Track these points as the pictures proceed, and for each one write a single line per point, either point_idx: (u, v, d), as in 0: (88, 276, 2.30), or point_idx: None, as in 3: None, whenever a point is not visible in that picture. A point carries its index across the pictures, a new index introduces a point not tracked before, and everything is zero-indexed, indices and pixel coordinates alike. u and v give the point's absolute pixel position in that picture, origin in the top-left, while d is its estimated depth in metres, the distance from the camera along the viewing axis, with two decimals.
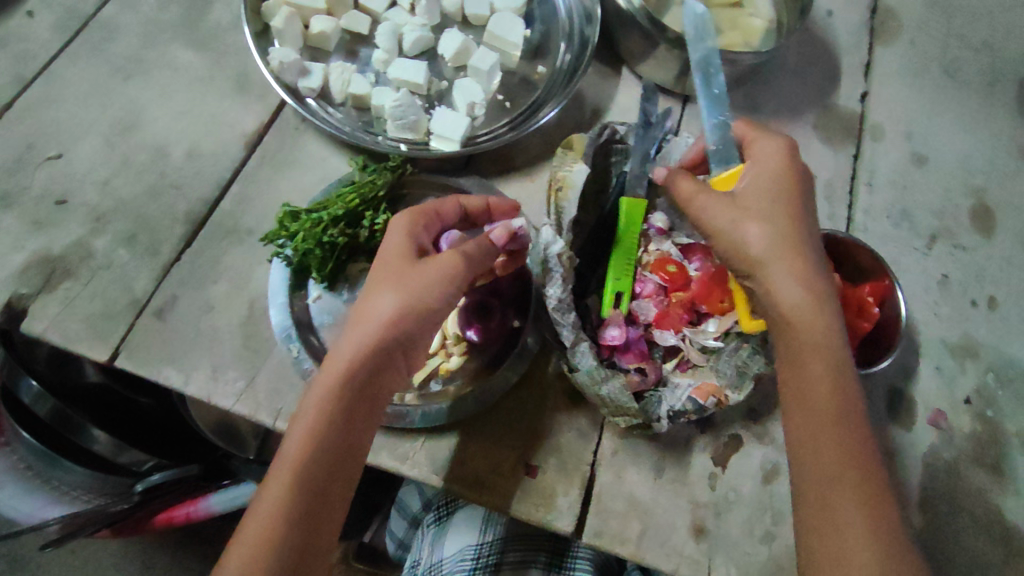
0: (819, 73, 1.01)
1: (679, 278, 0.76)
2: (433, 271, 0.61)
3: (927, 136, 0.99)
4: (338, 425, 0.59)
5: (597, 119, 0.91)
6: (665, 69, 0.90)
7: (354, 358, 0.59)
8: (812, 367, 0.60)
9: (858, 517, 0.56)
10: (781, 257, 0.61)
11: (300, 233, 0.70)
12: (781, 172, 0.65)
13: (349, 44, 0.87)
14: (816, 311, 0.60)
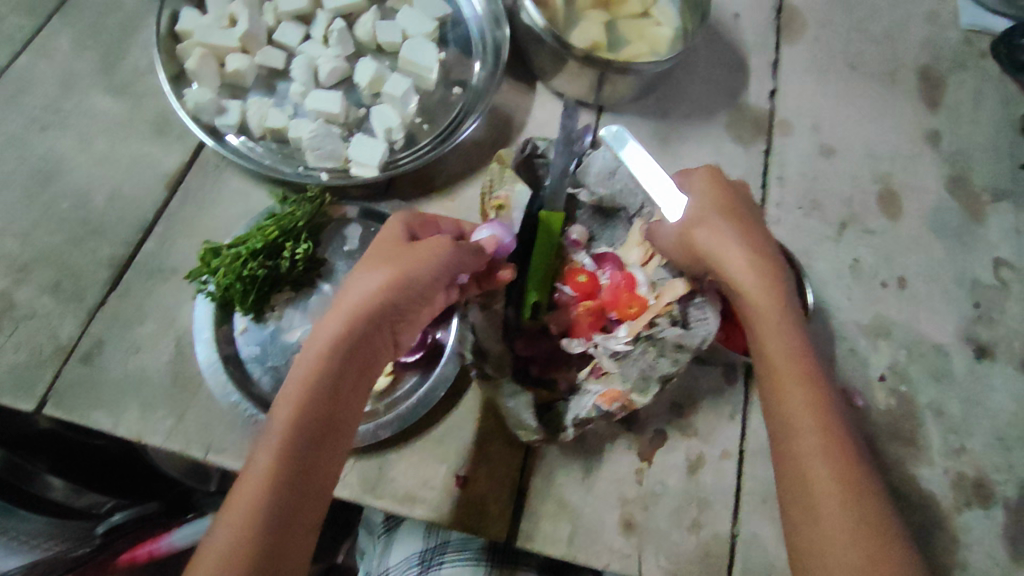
0: (728, 74, 1.06)
1: (589, 286, 0.80)
2: (425, 253, 0.63)
3: (834, 128, 1.05)
4: (325, 401, 0.57)
5: (516, 133, 0.94)
6: (577, 83, 0.94)
7: (342, 332, 0.59)
8: (772, 344, 0.65)
9: (826, 478, 0.59)
10: (731, 250, 0.67)
11: (222, 268, 0.73)
12: (719, 187, 0.73)
13: (266, 80, 0.90)
14: (769, 294, 0.66)
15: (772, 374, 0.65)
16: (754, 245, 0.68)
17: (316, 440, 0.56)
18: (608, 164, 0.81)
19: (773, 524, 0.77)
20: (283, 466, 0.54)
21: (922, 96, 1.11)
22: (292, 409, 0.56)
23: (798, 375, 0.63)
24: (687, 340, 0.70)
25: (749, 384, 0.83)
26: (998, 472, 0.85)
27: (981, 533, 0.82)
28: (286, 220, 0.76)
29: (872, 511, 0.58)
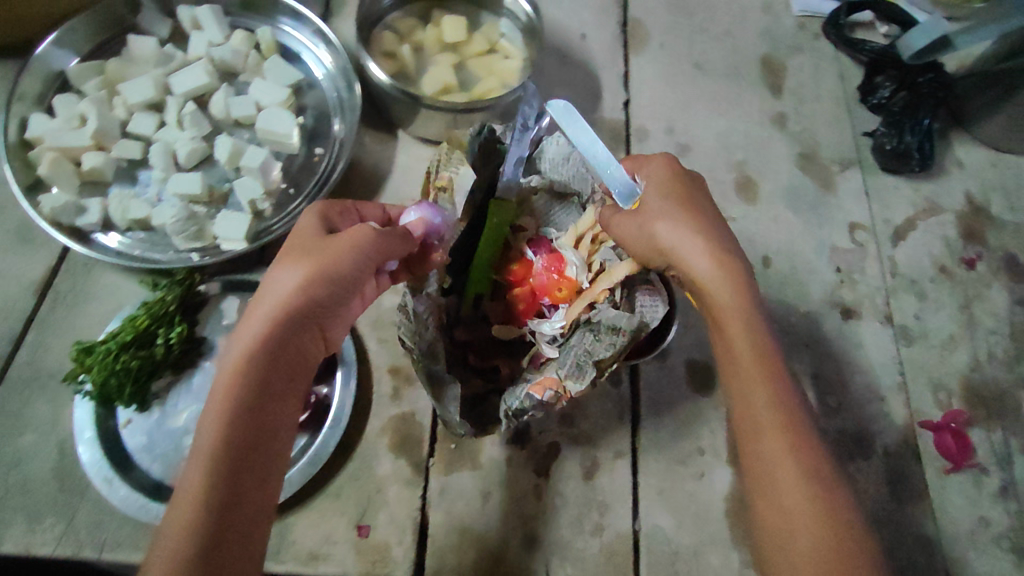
0: (581, 93, 1.12)
1: (522, 273, 0.81)
2: (343, 241, 0.61)
3: (687, 127, 1.12)
4: (255, 411, 0.54)
5: (383, 183, 0.98)
6: (434, 125, 0.98)
7: (265, 335, 0.56)
8: (735, 340, 0.61)
9: (790, 478, 0.56)
10: (693, 246, 0.64)
11: (95, 366, 0.74)
12: (677, 186, 0.70)
13: (126, 171, 0.91)
14: (729, 290, 0.62)
15: (734, 373, 0.61)
16: (716, 241, 0.65)
17: (245, 450, 0.53)
18: (564, 149, 0.76)
19: (670, 513, 0.81)
20: (212, 483, 0.50)
21: (766, 84, 1.19)
22: (217, 419, 0.52)
23: (764, 374, 0.60)
24: (621, 322, 0.65)
25: (634, 383, 0.88)
26: (874, 423, 0.92)
27: (866, 483, 0.88)
28: (155, 307, 0.77)
29: (838, 506, 0.55)
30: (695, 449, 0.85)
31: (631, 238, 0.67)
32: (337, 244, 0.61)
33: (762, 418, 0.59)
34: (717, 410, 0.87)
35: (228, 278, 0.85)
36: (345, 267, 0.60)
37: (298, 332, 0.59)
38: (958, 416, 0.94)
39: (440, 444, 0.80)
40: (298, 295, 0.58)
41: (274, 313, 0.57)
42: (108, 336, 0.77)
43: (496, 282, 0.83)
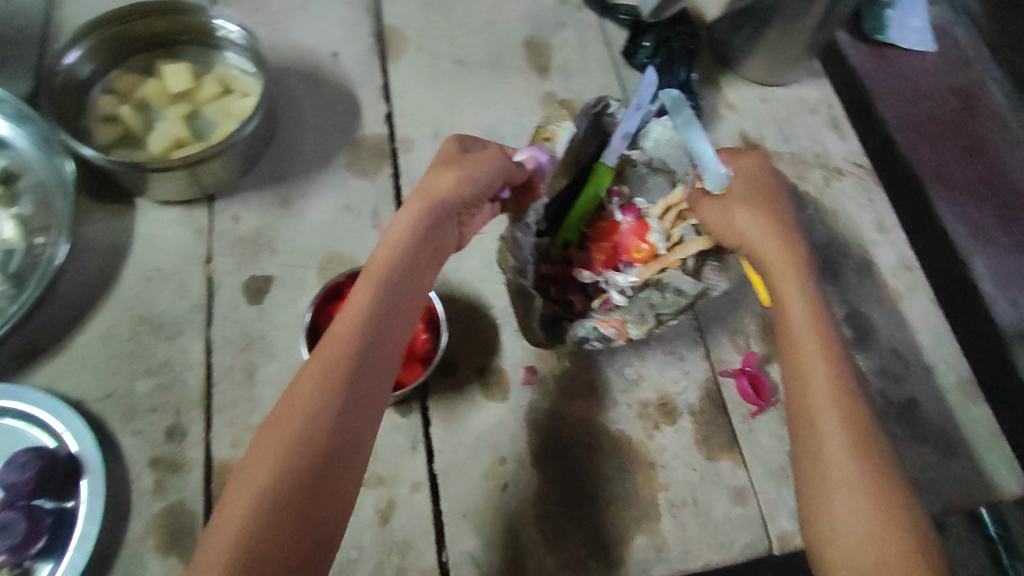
0: (338, 115, 1.07)
1: (607, 230, 0.97)
2: (484, 156, 0.70)
3: (455, 128, 1.09)
4: (373, 340, 0.56)
5: (121, 256, 0.90)
6: (171, 185, 0.91)
7: (400, 257, 0.61)
8: (795, 318, 0.67)
9: (844, 434, 0.59)
10: (765, 235, 0.72)
11: None
12: (766, 178, 0.76)
13: None
14: (789, 283, 0.69)
15: (792, 348, 0.66)
16: (779, 229, 0.72)
17: (356, 383, 0.54)
18: (665, 133, 0.93)
19: (475, 535, 0.78)
20: (308, 430, 0.51)
21: (532, 66, 1.18)
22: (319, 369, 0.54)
23: (818, 341, 0.64)
24: (686, 286, 0.84)
25: (424, 407, 0.85)
26: (677, 385, 0.90)
27: (675, 449, 0.86)
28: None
29: (880, 456, 0.59)
30: (496, 459, 0.82)
31: (742, 225, 0.74)
32: (466, 163, 0.68)
33: (814, 384, 0.62)
34: (513, 413, 0.85)
35: None
36: (474, 178, 0.68)
37: (424, 255, 0.63)
38: (754, 359, 0.93)
39: None
40: (436, 206, 0.65)
41: (427, 207, 0.65)
42: None
43: (582, 234, 1.00)
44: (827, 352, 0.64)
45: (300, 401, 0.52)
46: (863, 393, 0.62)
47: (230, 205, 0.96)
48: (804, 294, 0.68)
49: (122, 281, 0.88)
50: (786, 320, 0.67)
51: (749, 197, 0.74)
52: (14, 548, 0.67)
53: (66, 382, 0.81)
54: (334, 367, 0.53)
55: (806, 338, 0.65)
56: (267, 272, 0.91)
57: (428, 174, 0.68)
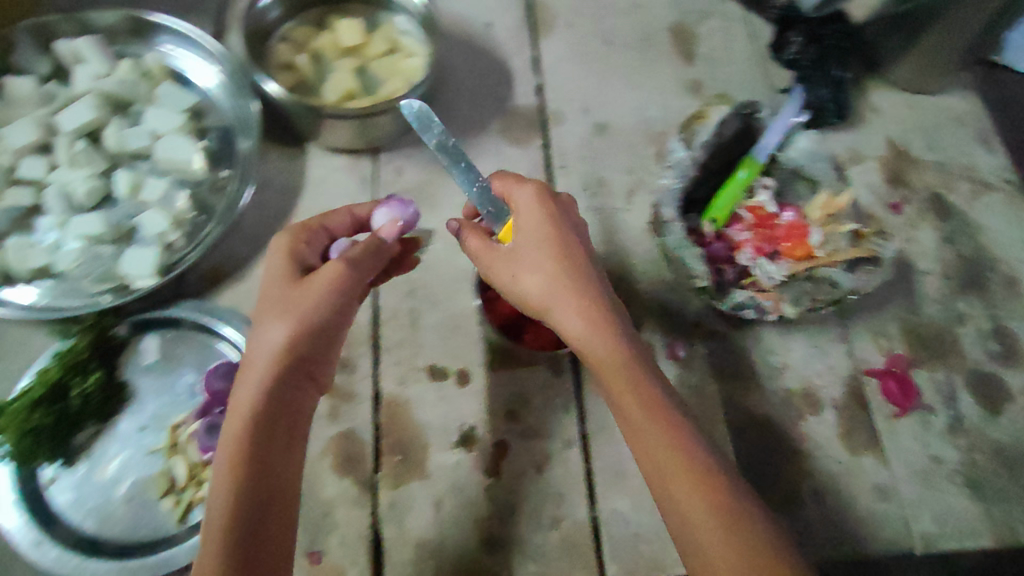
0: (492, 83, 1.07)
1: (764, 220, 0.96)
2: (314, 285, 0.65)
3: (605, 105, 1.08)
4: (268, 432, 0.60)
5: (295, 197, 0.94)
6: (342, 134, 0.94)
7: (264, 396, 0.61)
8: (618, 381, 0.62)
9: (682, 489, 0.57)
10: (560, 280, 0.65)
11: (8, 425, 0.71)
12: (547, 214, 0.68)
13: (24, 220, 0.88)
14: (599, 336, 0.63)
15: (619, 408, 0.62)
16: (574, 268, 0.66)
17: (266, 458, 0.59)
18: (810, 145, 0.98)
19: (626, 496, 0.80)
20: (240, 504, 0.57)
21: (678, 53, 1.16)
22: (231, 464, 0.58)
23: (653, 415, 0.60)
24: (843, 279, 0.87)
25: (577, 371, 0.86)
26: (821, 377, 0.91)
27: (818, 438, 0.88)
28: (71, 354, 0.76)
29: (731, 501, 0.56)
30: None
31: (529, 290, 0.66)
32: (310, 298, 0.64)
33: (648, 437, 0.59)
34: None
35: (143, 319, 0.82)
36: (318, 322, 0.64)
37: (304, 372, 0.64)
38: (899, 360, 0.94)
39: (385, 457, 0.79)
40: (278, 356, 0.62)
41: (276, 364, 0.62)
42: (18, 395, 0.74)
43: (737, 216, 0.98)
44: (661, 405, 0.60)
45: (221, 486, 0.57)
46: (699, 443, 0.59)
47: (393, 159, 0.99)
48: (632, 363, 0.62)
49: (295, 221, 0.92)
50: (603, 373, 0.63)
51: (536, 258, 0.67)
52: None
53: (247, 306, 0.86)
54: (233, 509, 0.56)
55: (639, 418, 0.60)
56: (428, 225, 0.94)
57: (259, 318, 0.65)
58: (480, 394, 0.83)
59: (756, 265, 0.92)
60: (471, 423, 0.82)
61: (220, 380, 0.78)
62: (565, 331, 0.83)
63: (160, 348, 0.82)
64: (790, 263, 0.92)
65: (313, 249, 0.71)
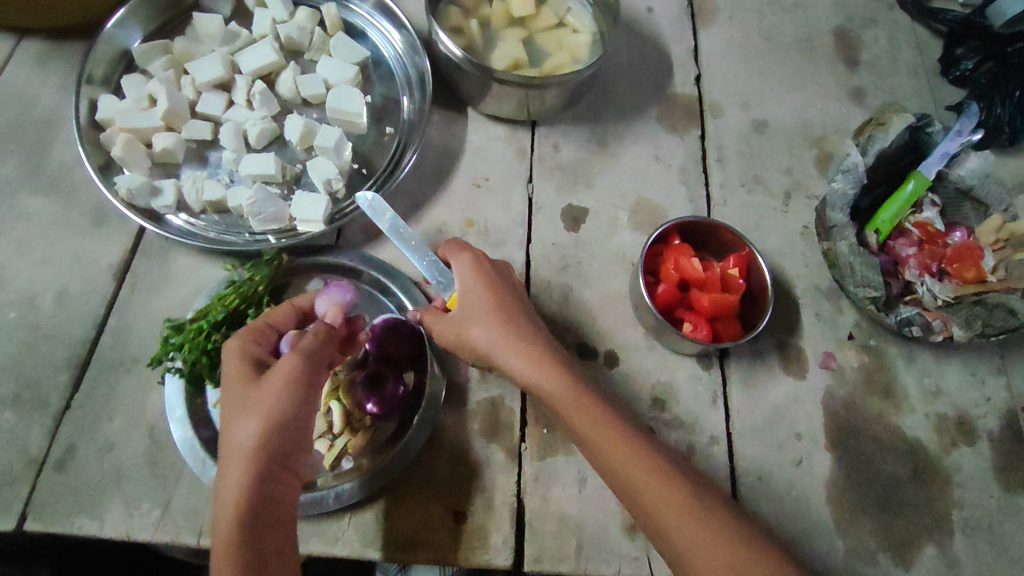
0: (652, 68, 1.06)
1: (935, 236, 0.92)
2: (273, 381, 0.60)
3: (764, 103, 1.05)
4: (255, 516, 0.56)
5: (454, 161, 0.95)
6: (506, 103, 0.93)
7: (245, 486, 0.56)
8: (579, 416, 0.63)
9: (689, 523, 0.58)
10: (521, 342, 0.67)
11: (187, 343, 0.71)
12: (488, 281, 0.71)
13: (198, 152, 0.88)
14: (553, 374, 0.65)
15: (607, 462, 0.62)
16: (523, 333, 0.68)
17: (273, 533, 0.58)
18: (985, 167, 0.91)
19: (765, 501, 0.80)
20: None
21: (841, 58, 1.11)
22: (225, 543, 0.54)
23: (621, 438, 0.62)
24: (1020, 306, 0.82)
25: (724, 367, 0.86)
26: (976, 407, 0.87)
27: (972, 469, 0.84)
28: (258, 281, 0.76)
29: (734, 535, 0.58)
30: (791, 435, 0.84)
31: (492, 340, 0.67)
32: (268, 392, 0.60)
33: (643, 484, 0.61)
34: (810, 394, 0.86)
35: (311, 262, 0.84)
36: (289, 413, 0.60)
37: (281, 459, 0.59)
38: None
39: (531, 429, 0.79)
40: (255, 447, 0.58)
41: (258, 449, 0.57)
42: (195, 314, 0.75)
43: (903, 230, 0.94)
44: (641, 454, 0.61)
45: (221, 560, 0.54)
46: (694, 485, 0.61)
47: (551, 134, 0.98)
48: (599, 417, 0.63)
49: (453, 185, 0.93)
50: (580, 426, 0.63)
51: (478, 314, 0.69)
52: (381, 399, 0.75)
53: (404, 264, 0.87)
54: (232, 538, 0.55)
55: (624, 453, 0.61)
56: (583, 205, 0.94)
57: (227, 416, 0.60)
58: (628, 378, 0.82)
59: (920, 283, 0.90)
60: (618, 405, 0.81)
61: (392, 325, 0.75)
62: (725, 325, 0.82)
63: None
64: (957, 284, 0.88)
65: (264, 348, 0.68)
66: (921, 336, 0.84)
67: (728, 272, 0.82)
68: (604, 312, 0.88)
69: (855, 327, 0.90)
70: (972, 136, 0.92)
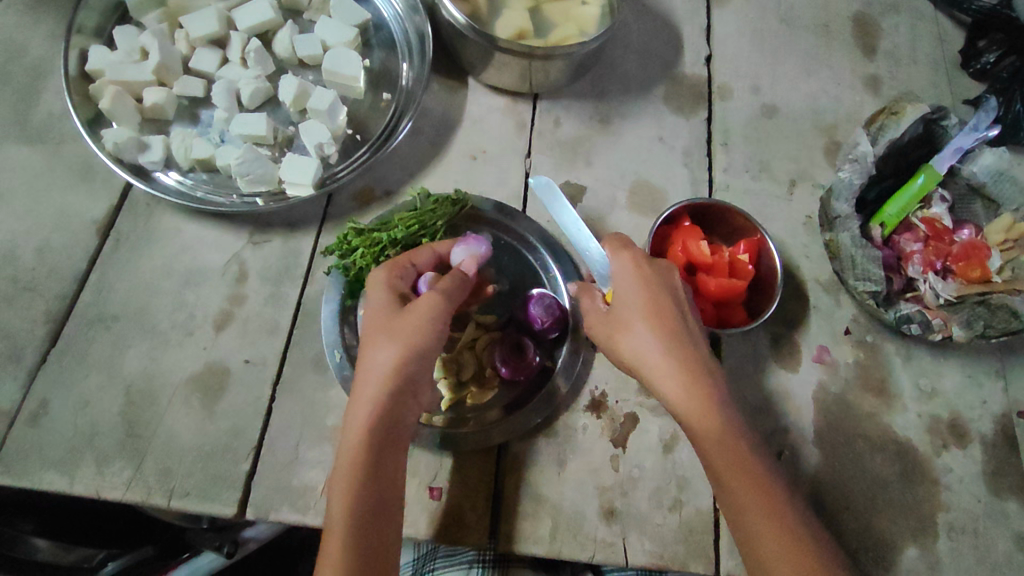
0: (662, 45, 1.02)
1: (942, 233, 0.89)
2: (417, 314, 0.64)
3: (775, 87, 1.02)
4: (383, 438, 0.61)
5: (452, 131, 0.92)
6: (508, 73, 0.91)
7: (376, 409, 0.61)
8: (712, 444, 0.63)
9: (779, 548, 0.61)
10: (671, 358, 0.65)
11: (360, 249, 0.75)
12: (649, 286, 0.68)
13: (188, 109, 0.86)
14: (704, 401, 0.63)
15: (727, 486, 0.63)
16: (681, 348, 0.65)
17: (397, 455, 0.62)
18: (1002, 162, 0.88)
19: None
20: (359, 490, 0.59)
21: (857, 45, 1.07)
22: (353, 455, 0.60)
23: (757, 483, 0.63)
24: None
25: (714, 356, 0.84)
26: (971, 409, 0.85)
27: (962, 472, 0.82)
28: (412, 227, 0.75)
29: (817, 564, 0.61)
30: (779, 428, 0.82)
31: (643, 352, 0.66)
32: (409, 324, 0.63)
33: (753, 507, 0.62)
34: (801, 388, 0.84)
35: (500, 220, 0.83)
36: (425, 347, 0.63)
37: (414, 388, 0.63)
38: None
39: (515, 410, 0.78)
40: (387, 382, 0.62)
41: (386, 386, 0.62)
42: (376, 224, 0.77)
43: (911, 224, 0.91)
44: (758, 481, 0.63)
45: (347, 471, 0.59)
46: (795, 512, 0.63)
47: (552, 108, 0.95)
48: (738, 448, 0.63)
49: (450, 156, 0.91)
50: (707, 446, 0.63)
51: (637, 319, 0.67)
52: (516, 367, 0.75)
53: None
54: (353, 478, 0.59)
55: (744, 494, 0.62)
56: (581, 182, 0.91)
57: (368, 340, 0.64)
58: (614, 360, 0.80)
59: (923, 279, 0.87)
60: (602, 388, 0.79)
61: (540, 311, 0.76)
62: (730, 311, 0.80)
63: (309, 259, 0.81)
64: (960, 283, 0.86)
65: (405, 282, 0.70)
66: (920, 333, 0.82)
67: (735, 257, 0.80)
68: None
69: (852, 321, 0.88)
70: (990, 131, 0.88)
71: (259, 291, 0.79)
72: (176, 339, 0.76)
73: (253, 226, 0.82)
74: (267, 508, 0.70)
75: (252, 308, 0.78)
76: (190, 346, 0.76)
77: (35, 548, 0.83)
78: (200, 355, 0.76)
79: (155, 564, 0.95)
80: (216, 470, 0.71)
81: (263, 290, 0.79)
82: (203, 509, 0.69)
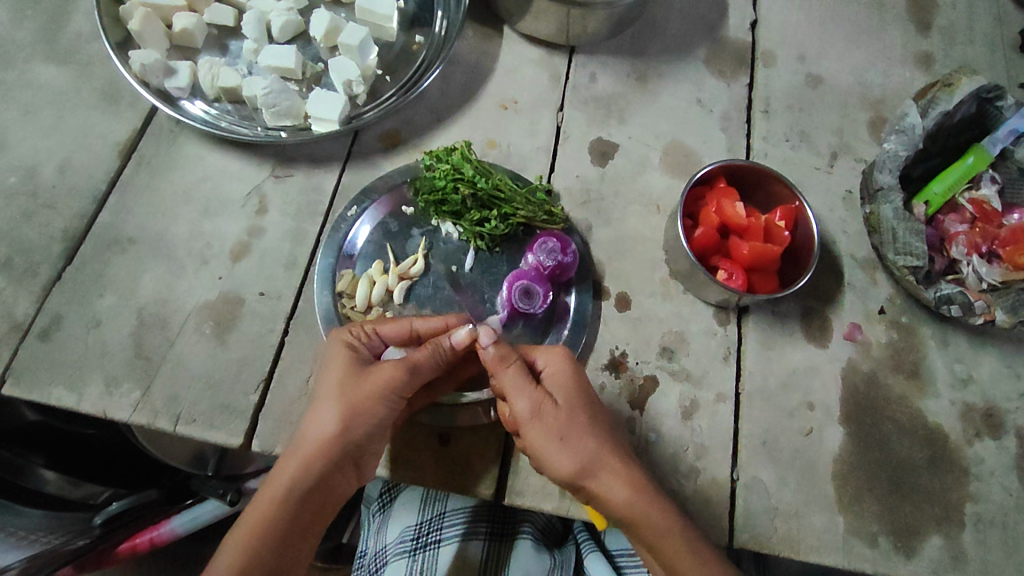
0: (707, 7, 0.98)
1: (991, 216, 0.84)
2: (375, 382, 0.62)
3: (821, 57, 0.98)
4: (303, 503, 0.59)
5: (483, 80, 0.89)
6: (546, 23, 0.88)
7: (299, 477, 0.59)
8: (664, 544, 0.62)
9: None
10: (584, 439, 0.63)
11: (445, 169, 0.74)
12: (578, 377, 0.66)
13: (218, 39, 0.84)
14: (651, 503, 0.62)
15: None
16: (613, 438, 0.65)
17: (304, 535, 0.59)
18: None
19: (770, 465, 0.76)
20: (258, 552, 0.56)
21: (912, 19, 1.02)
22: (261, 516, 0.58)
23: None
24: None
25: (740, 324, 0.81)
26: (1008, 401, 0.81)
27: (993, 465, 0.78)
28: (502, 192, 0.74)
29: None
30: (804, 403, 0.79)
31: (590, 454, 0.62)
32: (368, 387, 0.62)
33: None
34: (829, 364, 0.81)
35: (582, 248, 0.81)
36: (371, 411, 0.61)
37: (354, 451, 0.62)
38: None
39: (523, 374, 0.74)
40: (327, 444, 0.60)
41: (321, 449, 0.60)
42: (481, 168, 0.76)
43: (957, 206, 0.87)
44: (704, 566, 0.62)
45: (247, 552, 0.56)
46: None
47: (589, 63, 0.92)
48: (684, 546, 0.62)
49: (479, 104, 0.88)
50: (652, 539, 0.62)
51: (582, 417, 0.64)
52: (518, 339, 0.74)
53: None
54: (253, 537, 0.57)
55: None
56: (614, 139, 0.88)
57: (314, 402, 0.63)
58: (636, 324, 0.80)
59: (966, 262, 0.83)
60: (623, 349, 0.78)
61: (545, 258, 0.75)
62: (761, 278, 0.77)
63: (331, 198, 0.79)
64: (1006, 269, 0.82)
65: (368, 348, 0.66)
66: (960, 316, 0.79)
67: (773, 222, 0.78)
68: (622, 249, 0.83)
69: (888, 302, 0.84)
70: None
71: (278, 225, 0.77)
72: (192, 267, 0.75)
73: (276, 160, 0.80)
74: (274, 442, 0.69)
75: (272, 241, 0.77)
76: (205, 275, 0.74)
77: (42, 480, 0.85)
78: (214, 284, 0.74)
79: (158, 507, 0.96)
80: (225, 399, 0.70)
81: (282, 225, 0.78)
82: (207, 436, 0.68)
